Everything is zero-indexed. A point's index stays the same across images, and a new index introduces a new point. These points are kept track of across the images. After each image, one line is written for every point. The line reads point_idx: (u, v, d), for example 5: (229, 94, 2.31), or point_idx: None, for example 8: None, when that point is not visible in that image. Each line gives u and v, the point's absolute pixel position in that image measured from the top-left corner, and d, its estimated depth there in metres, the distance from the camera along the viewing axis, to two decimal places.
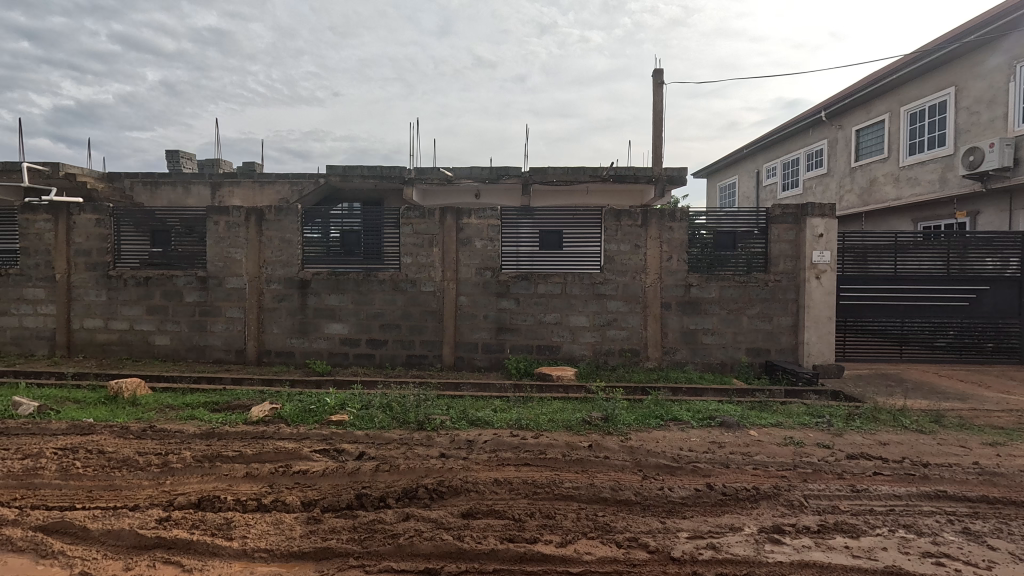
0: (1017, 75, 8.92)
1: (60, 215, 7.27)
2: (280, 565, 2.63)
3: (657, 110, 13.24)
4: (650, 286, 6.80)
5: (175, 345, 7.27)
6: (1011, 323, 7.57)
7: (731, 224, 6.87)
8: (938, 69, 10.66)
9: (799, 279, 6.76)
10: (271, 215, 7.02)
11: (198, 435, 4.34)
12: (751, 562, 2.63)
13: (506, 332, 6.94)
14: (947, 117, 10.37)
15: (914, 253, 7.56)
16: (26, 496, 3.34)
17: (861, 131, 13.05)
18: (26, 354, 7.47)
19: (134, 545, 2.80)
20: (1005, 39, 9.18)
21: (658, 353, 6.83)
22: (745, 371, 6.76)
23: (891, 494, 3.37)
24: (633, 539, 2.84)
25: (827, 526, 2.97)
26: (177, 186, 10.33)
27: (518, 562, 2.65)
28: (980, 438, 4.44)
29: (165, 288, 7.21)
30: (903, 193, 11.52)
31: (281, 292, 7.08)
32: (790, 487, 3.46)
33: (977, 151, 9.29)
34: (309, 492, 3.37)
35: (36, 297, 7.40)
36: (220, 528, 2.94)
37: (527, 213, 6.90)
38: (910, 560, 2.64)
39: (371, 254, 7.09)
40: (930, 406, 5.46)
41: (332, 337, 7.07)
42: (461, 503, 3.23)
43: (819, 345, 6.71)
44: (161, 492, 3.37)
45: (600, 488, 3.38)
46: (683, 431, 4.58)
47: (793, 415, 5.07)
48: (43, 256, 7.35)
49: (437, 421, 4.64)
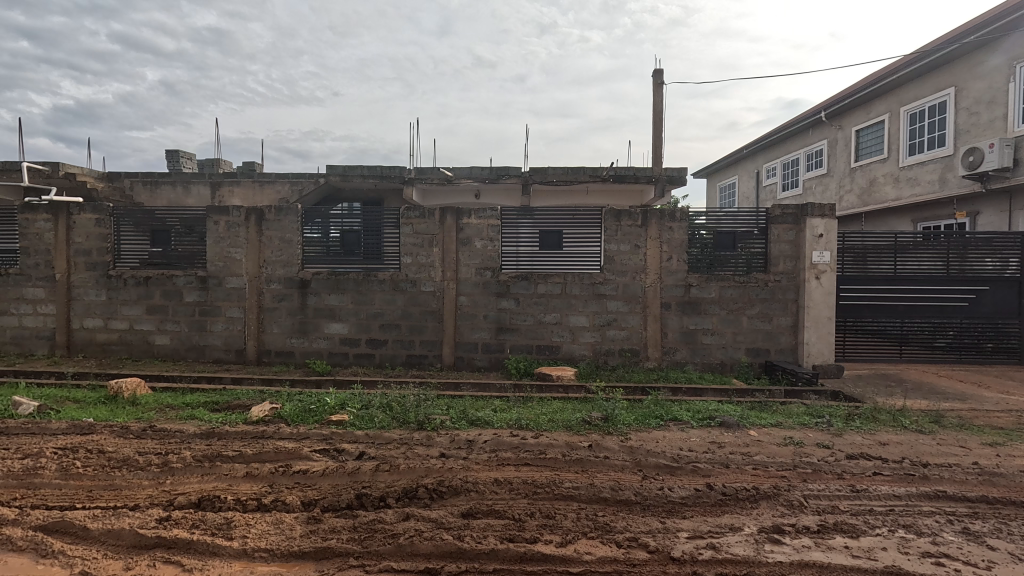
0: (1018, 75, 8.93)
1: (60, 214, 7.27)
2: (280, 565, 2.63)
3: (657, 110, 13.25)
4: (650, 286, 6.81)
5: (175, 345, 7.27)
6: (1011, 324, 7.58)
7: (731, 224, 6.87)
8: (938, 69, 10.66)
9: (799, 279, 6.76)
10: (271, 215, 7.02)
11: (198, 435, 4.34)
12: (751, 562, 2.63)
13: (506, 332, 6.94)
14: (947, 117, 10.37)
15: (914, 253, 7.56)
16: (26, 496, 3.34)
17: (861, 132, 13.05)
18: (26, 354, 7.46)
19: (134, 544, 2.80)
20: (1005, 39, 9.18)
21: (658, 353, 6.83)
22: (745, 371, 6.76)
23: (891, 494, 3.38)
24: (633, 539, 2.84)
25: (827, 526, 2.97)
26: (177, 186, 10.33)
27: (518, 562, 2.65)
28: (980, 438, 4.44)
29: (165, 288, 7.21)
30: (903, 193, 11.53)
31: (281, 292, 7.08)
32: (790, 487, 3.46)
33: (977, 152, 9.29)
34: (309, 492, 3.37)
35: (36, 297, 7.40)
36: (220, 528, 2.94)
37: (527, 213, 6.90)
38: (910, 560, 2.65)
39: (371, 254, 7.09)
40: (930, 406, 5.46)
41: (332, 337, 7.07)
42: (461, 503, 3.23)
43: (819, 345, 6.71)
44: (161, 491, 3.37)
45: (600, 488, 3.38)
46: (683, 431, 4.59)
47: (793, 415, 5.07)
48: (43, 255, 7.35)
49: (437, 421, 4.64)
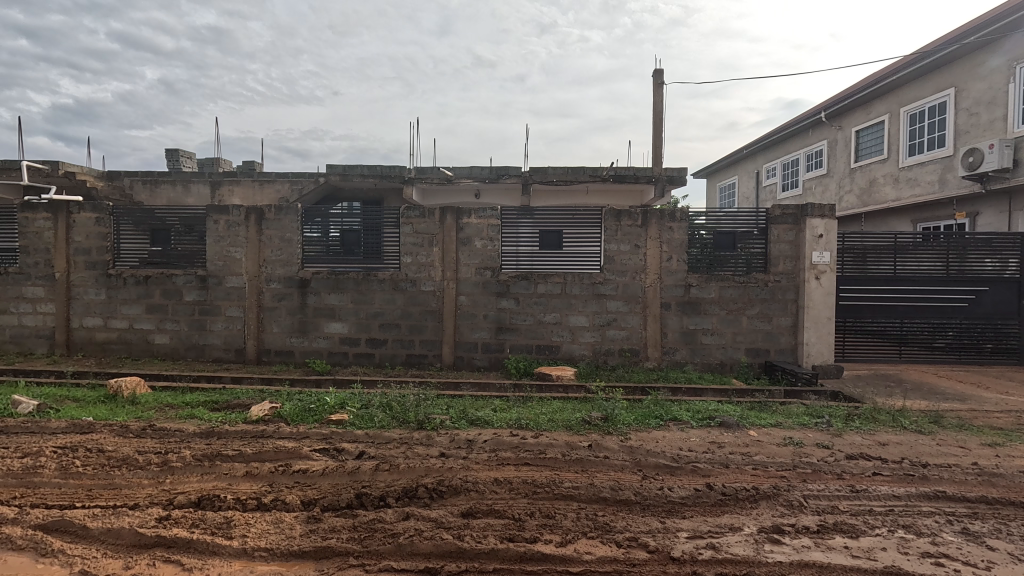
0: (1018, 75, 8.93)
1: (59, 213, 7.27)
2: (280, 564, 2.63)
3: (657, 109, 13.27)
4: (650, 286, 6.81)
5: (175, 344, 7.27)
6: (1010, 325, 7.58)
7: (731, 224, 6.87)
8: (938, 69, 10.66)
9: (799, 279, 6.76)
10: (271, 214, 7.02)
11: (198, 434, 4.35)
12: (751, 562, 2.63)
13: (506, 332, 6.94)
14: (947, 117, 10.37)
15: (914, 253, 7.57)
16: (26, 494, 3.34)
17: (861, 132, 13.05)
18: (26, 353, 7.46)
19: (134, 543, 2.80)
20: (1006, 40, 9.18)
21: (658, 353, 6.84)
22: (745, 371, 6.77)
23: (891, 494, 3.38)
24: (633, 539, 2.84)
25: (827, 526, 2.98)
26: (177, 185, 10.34)
27: (518, 562, 2.65)
28: (979, 438, 4.44)
29: (164, 287, 7.20)
30: (902, 194, 11.55)
31: (280, 291, 7.08)
32: (789, 487, 3.47)
33: (977, 152, 9.29)
34: (308, 491, 3.37)
35: (35, 296, 7.40)
36: (220, 527, 2.94)
37: (527, 213, 6.90)
38: (910, 560, 2.65)
39: (371, 254, 7.09)
40: (929, 406, 5.48)
41: (332, 336, 7.07)
42: (461, 503, 3.23)
43: (819, 345, 6.71)
44: (160, 491, 3.36)
45: (600, 488, 3.38)
46: (683, 431, 4.59)
47: (793, 415, 5.08)
48: (42, 254, 7.34)
49: (437, 420, 4.64)
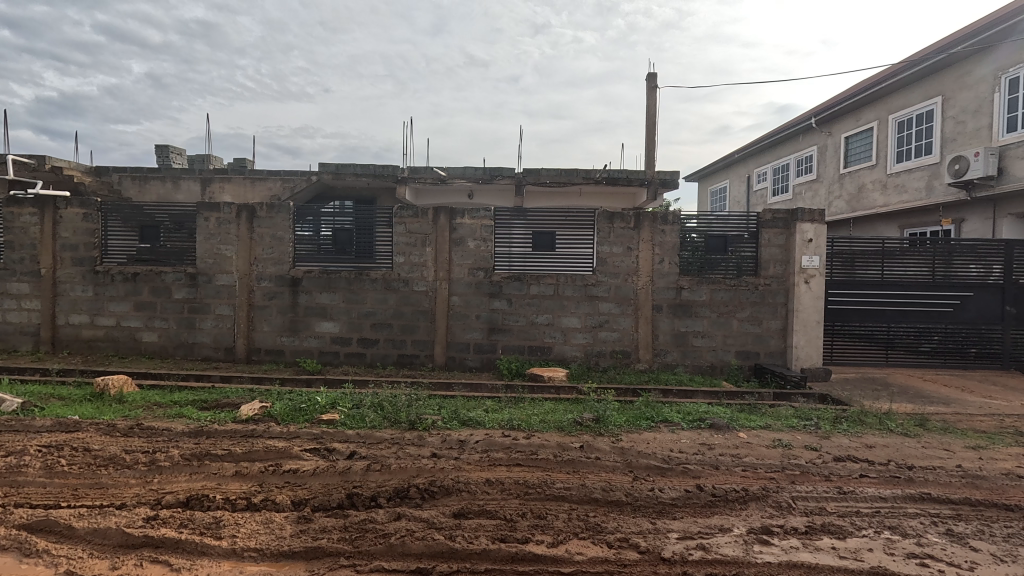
0: (1002, 86, 9.15)
1: (46, 208, 7.16)
2: (270, 565, 2.61)
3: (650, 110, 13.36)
4: (643, 288, 6.84)
5: (163, 342, 7.18)
6: (994, 330, 7.70)
7: (722, 228, 6.91)
8: (925, 78, 10.86)
9: (789, 283, 6.83)
10: (263, 212, 6.97)
11: (186, 433, 4.31)
12: (741, 562, 2.66)
13: (498, 332, 6.95)
14: (934, 126, 10.56)
15: (901, 259, 7.67)
16: (9, 494, 3.29)
17: (851, 138, 13.22)
18: (9, 350, 7.34)
19: (120, 544, 2.77)
20: (991, 50, 9.36)
21: (650, 355, 6.88)
22: (735, 373, 6.84)
23: (877, 496, 3.43)
24: (624, 540, 2.86)
25: (814, 527, 3.02)
26: (166, 181, 10.32)
27: (510, 562, 2.65)
28: (964, 441, 4.52)
29: (153, 284, 7.12)
30: (891, 200, 11.70)
31: (271, 290, 7.02)
32: (778, 488, 3.51)
33: (962, 160, 9.47)
34: (299, 491, 3.35)
35: (20, 292, 7.28)
36: (209, 527, 2.91)
37: (520, 214, 6.91)
38: (895, 560, 2.70)
39: (362, 254, 7.04)
40: (913, 409, 5.58)
41: (322, 335, 7.03)
42: (452, 503, 3.22)
43: (807, 349, 6.77)
44: (148, 490, 3.32)
45: (591, 489, 3.40)
46: (674, 432, 4.63)
47: (781, 417, 5.14)
48: (28, 250, 7.23)
49: (428, 420, 4.63)
